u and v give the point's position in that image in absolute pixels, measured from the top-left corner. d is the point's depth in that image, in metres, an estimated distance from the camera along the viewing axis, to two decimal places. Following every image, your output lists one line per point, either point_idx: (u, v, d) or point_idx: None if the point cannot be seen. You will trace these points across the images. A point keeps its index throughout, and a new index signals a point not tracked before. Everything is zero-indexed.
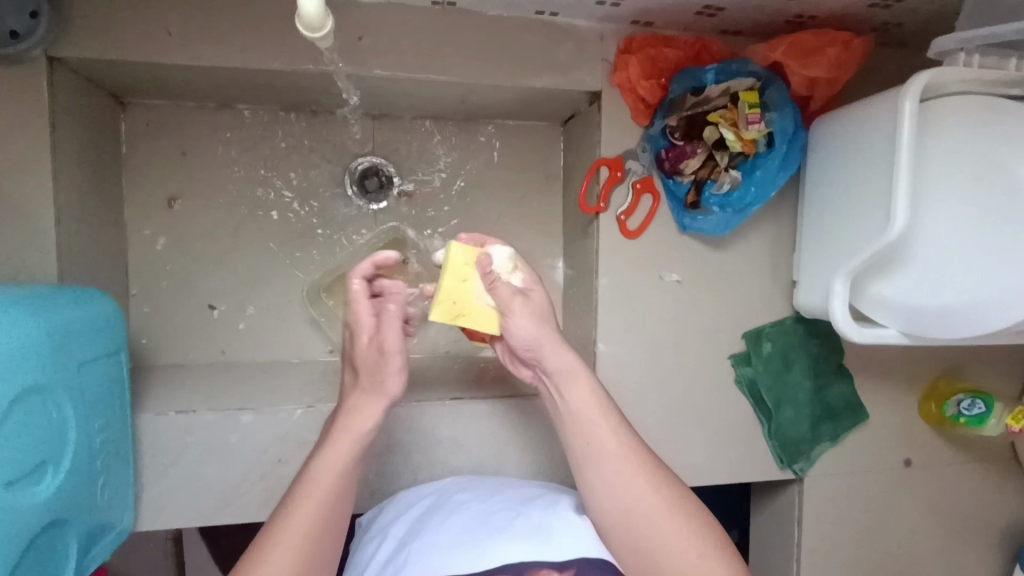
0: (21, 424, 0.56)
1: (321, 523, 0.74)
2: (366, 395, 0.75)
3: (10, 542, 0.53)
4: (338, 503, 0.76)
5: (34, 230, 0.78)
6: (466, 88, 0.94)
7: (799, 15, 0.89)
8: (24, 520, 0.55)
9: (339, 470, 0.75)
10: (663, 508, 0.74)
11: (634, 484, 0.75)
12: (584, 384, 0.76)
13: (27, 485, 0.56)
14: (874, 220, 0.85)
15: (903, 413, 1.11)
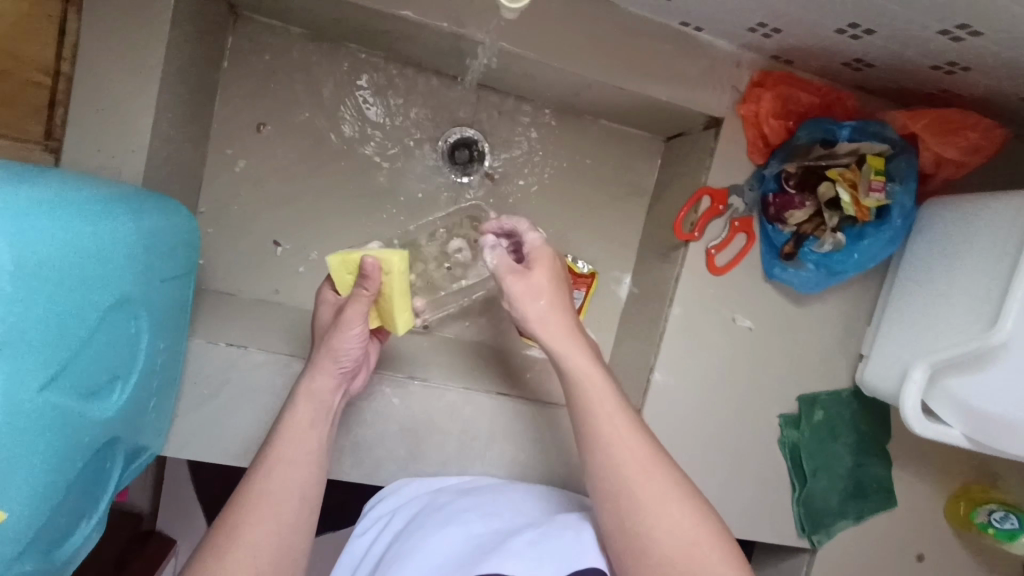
0: (102, 339, 0.56)
1: (302, 489, 0.71)
2: (319, 364, 0.76)
3: (74, 452, 0.54)
4: (309, 470, 0.72)
5: (129, 127, 0.75)
6: (588, 84, 0.90)
7: (945, 90, 0.85)
8: (89, 432, 0.56)
9: (313, 431, 0.74)
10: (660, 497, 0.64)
11: (631, 462, 0.65)
12: (583, 358, 0.69)
13: (96, 399, 0.57)
14: (969, 319, 0.82)
15: (930, 509, 1.09)
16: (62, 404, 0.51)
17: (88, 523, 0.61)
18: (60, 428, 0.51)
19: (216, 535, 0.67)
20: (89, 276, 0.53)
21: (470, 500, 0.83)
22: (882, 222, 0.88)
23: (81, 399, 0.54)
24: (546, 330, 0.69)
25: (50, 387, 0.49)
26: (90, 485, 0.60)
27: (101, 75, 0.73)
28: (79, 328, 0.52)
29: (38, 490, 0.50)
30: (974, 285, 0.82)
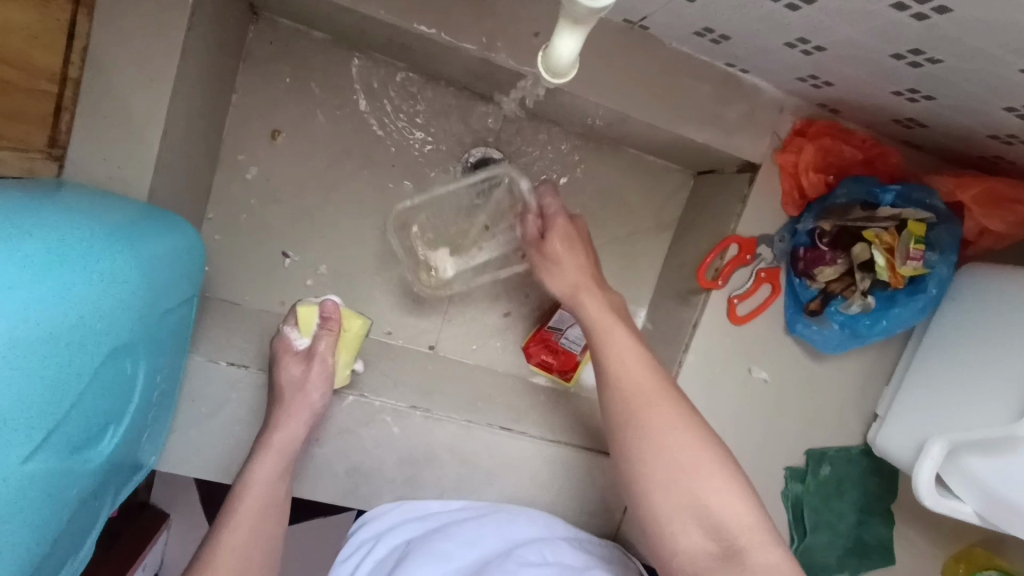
0: (97, 388, 0.52)
1: (250, 548, 0.78)
2: (287, 411, 0.80)
3: (64, 509, 0.51)
4: (259, 528, 0.79)
5: (138, 139, 0.71)
6: (621, 118, 0.86)
7: (1000, 157, 0.80)
8: (79, 486, 0.52)
9: (271, 493, 0.80)
10: (689, 461, 0.66)
11: (667, 435, 0.68)
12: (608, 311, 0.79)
13: (90, 449, 0.53)
14: (994, 409, 0.78)
15: (928, 567, 1.08)
16: (53, 467, 0.47)
17: (75, 570, 0.58)
18: (51, 490, 0.47)
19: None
20: (81, 325, 0.48)
21: (461, 525, 0.85)
22: (916, 289, 0.84)
23: (72, 456, 0.50)
24: (596, 321, 0.78)
25: (41, 452, 0.45)
26: (78, 534, 0.56)
27: (112, 82, 0.69)
28: (71, 384, 0.48)
29: (26, 558, 0.47)
30: (1001, 372, 0.79)
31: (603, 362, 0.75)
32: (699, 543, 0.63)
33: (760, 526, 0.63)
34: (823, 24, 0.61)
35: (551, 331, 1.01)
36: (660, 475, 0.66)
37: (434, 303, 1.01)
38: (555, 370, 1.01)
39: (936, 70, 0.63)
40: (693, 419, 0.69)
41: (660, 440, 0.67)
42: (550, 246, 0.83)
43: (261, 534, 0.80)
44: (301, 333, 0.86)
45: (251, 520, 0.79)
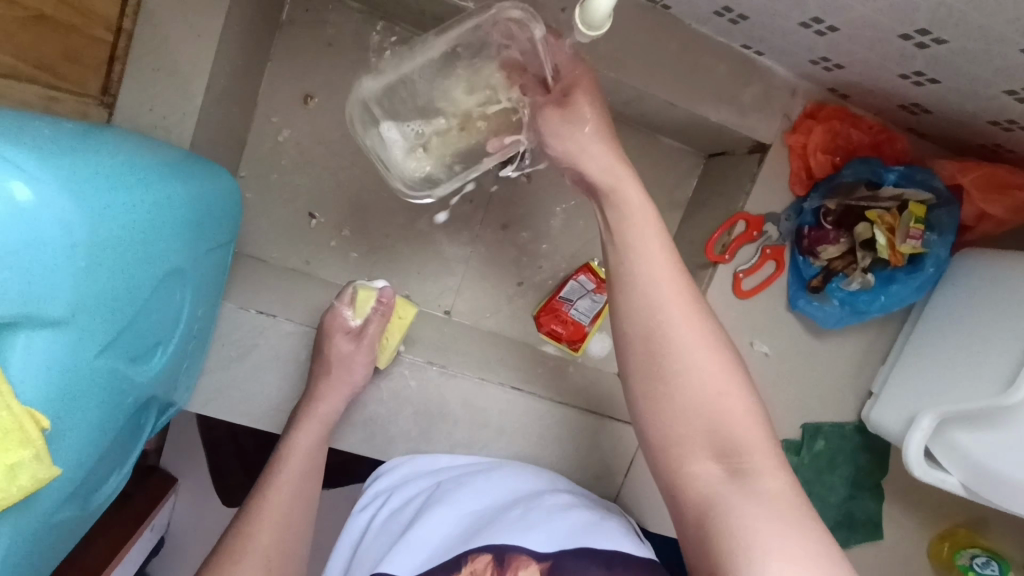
0: (153, 306, 0.56)
1: (293, 506, 0.85)
2: (332, 381, 0.86)
3: (119, 414, 0.55)
4: (299, 493, 0.86)
5: (183, 89, 0.75)
6: (638, 95, 0.89)
7: (998, 144, 0.84)
8: (133, 395, 0.57)
9: (309, 456, 0.86)
10: (713, 388, 0.59)
11: (693, 355, 0.59)
12: (641, 221, 0.64)
13: (144, 363, 0.57)
14: (984, 384, 0.82)
15: (914, 544, 1.12)
16: (115, 369, 0.51)
17: (116, 482, 0.62)
18: (111, 389, 0.51)
19: (233, 536, 0.81)
20: (144, 242, 0.53)
21: (466, 478, 0.87)
22: (915, 267, 0.88)
23: (130, 364, 0.54)
24: (633, 214, 0.64)
25: (107, 351, 0.49)
26: (124, 446, 0.61)
27: (162, 34, 0.73)
28: (134, 295, 0.52)
29: (87, 452, 0.50)
30: (997, 348, 0.82)
31: (632, 269, 0.62)
32: (711, 470, 0.57)
33: (775, 456, 0.58)
34: (835, 3, 0.65)
35: (562, 302, 1.05)
36: (682, 399, 0.59)
37: (451, 269, 1.05)
38: (564, 340, 1.05)
39: (941, 51, 0.67)
40: (721, 340, 0.61)
41: (686, 363, 0.59)
42: (574, 105, 0.69)
43: (305, 491, 0.86)
44: (354, 314, 0.91)
45: (292, 479, 0.85)
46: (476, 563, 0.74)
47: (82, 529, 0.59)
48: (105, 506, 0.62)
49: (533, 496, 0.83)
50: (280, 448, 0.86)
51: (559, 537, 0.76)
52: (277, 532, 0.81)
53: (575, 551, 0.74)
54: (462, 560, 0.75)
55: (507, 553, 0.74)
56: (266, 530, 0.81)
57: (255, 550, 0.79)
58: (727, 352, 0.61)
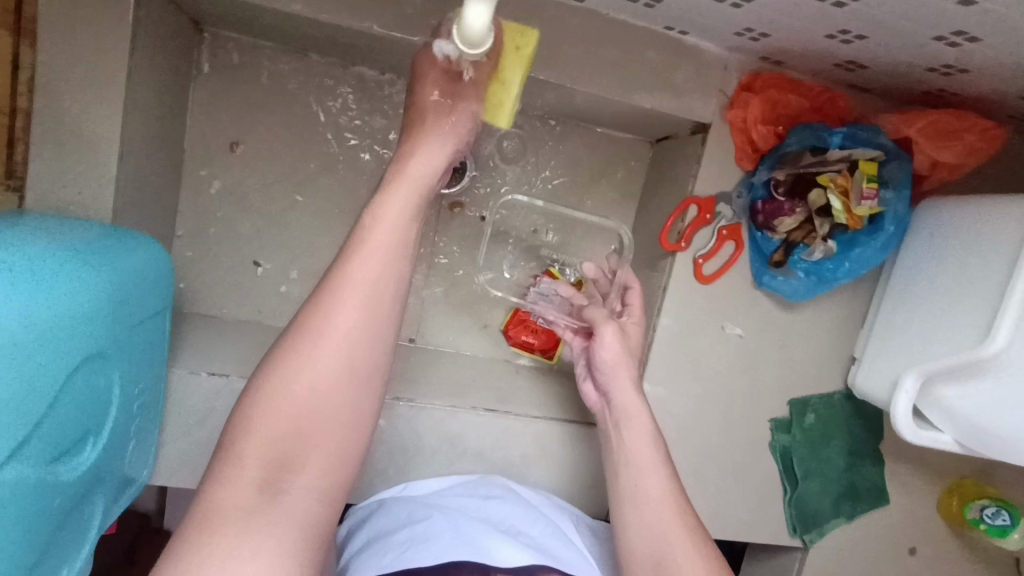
0: (72, 400, 0.54)
1: (367, 331, 0.60)
2: (394, 183, 0.63)
3: (44, 519, 0.52)
4: (363, 325, 0.60)
5: (94, 160, 0.72)
6: (569, 92, 0.86)
7: (942, 89, 0.82)
8: (62, 495, 0.54)
9: (391, 235, 0.61)
10: (664, 498, 0.75)
11: (653, 501, 0.75)
12: (632, 395, 0.82)
13: (67, 461, 0.55)
14: (964, 331, 0.79)
15: (922, 504, 1.10)
16: (28, 478, 0.49)
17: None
18: (25, 496, 0.49)
19: (293, 328, 0.60)
20: (53, 339, 0.51)
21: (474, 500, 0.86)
22: (875, 228, 0.85)
23: (49, 465, 0.52)
24: (626, 409, 0.81)
25: (12, 461, 0.47)
26: (64, 546, 0.58)
27: (65, 108, 0.70)
28: (41, 396, 0.50)
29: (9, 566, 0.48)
30: (975, 289, 0.79)
31: (618, 446, 0.80)
32: None
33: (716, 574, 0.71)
34: None
35: (529, 312, 1.03)
36: (640, 536, 0.74)
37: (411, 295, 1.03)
38: (537, 350, 1.03)
39: (861, 7, 0.64)
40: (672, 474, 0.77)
41: (640, 483, 0.76)
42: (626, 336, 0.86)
43: (388, 284, 0.61)
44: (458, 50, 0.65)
45: (353, 309, 0.60)
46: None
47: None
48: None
49: (541, 518, 0.85)
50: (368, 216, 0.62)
51: (580, 566, 0.80)
52: (341, 366, 0.59)
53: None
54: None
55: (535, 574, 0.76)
56: (325, 357, 0.59)
57: (306, 383, 0.58)
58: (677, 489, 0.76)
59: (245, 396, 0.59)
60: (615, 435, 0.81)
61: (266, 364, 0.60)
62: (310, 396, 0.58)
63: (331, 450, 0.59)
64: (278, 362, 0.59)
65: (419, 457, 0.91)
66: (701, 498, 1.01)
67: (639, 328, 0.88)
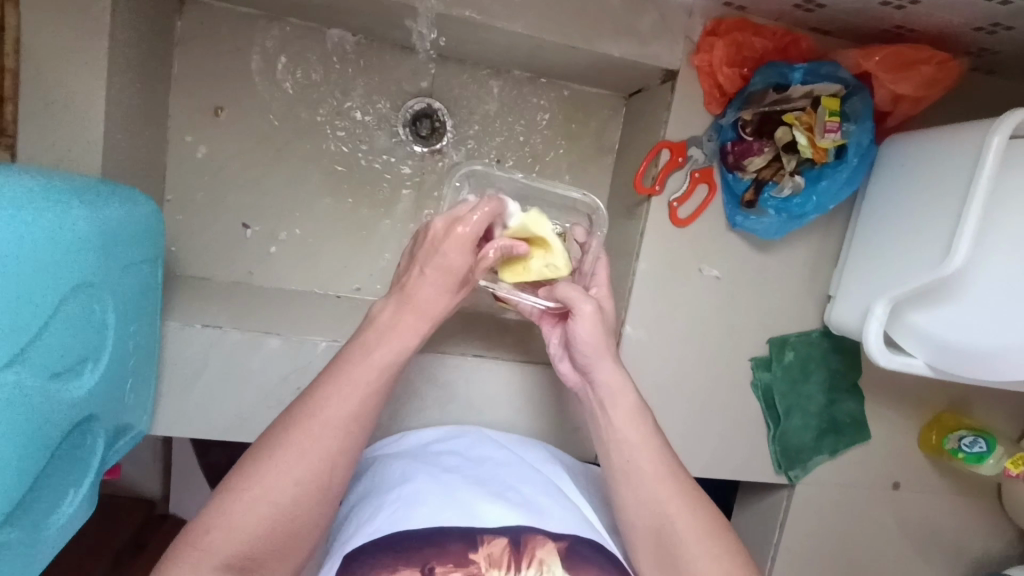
0: (65, 320, 0.56)
1: (345, 431, 0.66)
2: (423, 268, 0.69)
3: (48, 432, 0.55)
4: (358, 408, 0.67)
5: (81, 120, 0.75)
6: (539, 44, 0.89)
7: (900, 26, 0.85)
8: (62, 412, 0.57)
9: (374, 370, 0.68)
10: (653, 464, 0.75)
11: (644, 466, 0.75)
12: (613, 375, 0.78)
13: (67, 380, 0.57)
14: (929, 251, 0.82)
15: (902, 437, 1.14)
16: (27, 386, 0.52)
17: (72, 507, 0.63)
18: (27, 407, 0.52)
19: (273, 433, 0.66)
20: (46, 258, 0.53)
21: (464, 461, 0.91)
22: (840, 161, 0.88)
23: (50, 380, 0.54)
24: (614, 393, 0.77)
25: (9, 366, 0.49)
26: (65, 468, 0.61)
27: (50, 68, 0.72)
28: (34, 309, 0.52)
29: (16, 471, 0.51)
30: (936, 214, 0.82)
31: (610, 437, 0.77)
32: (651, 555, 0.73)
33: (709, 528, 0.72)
34: None
35: None
36: (635, 501, 0.74)
37: (398, 254, 1.06)
38: None
39: None
40: (660, 438, 0.77)
41: (627, 454, 0.75)
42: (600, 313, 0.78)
43: (365, 411, 0.68)
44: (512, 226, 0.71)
45: (357, 392, 0.67)
46: (492, 545, 0.79)
47: (45, 553, 0.60)
48: (67, 528, 0.63)
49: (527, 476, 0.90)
50: (359, 341, 0.70)
51: (571, 525, 0.83)
52: (330, 436, 0.66)
53: (585, 540, 0.82)
54: (477, 539, 0.80)
55: (521, 535, 0.81)
56: (320, 427, 0.65)
57: (296, 449, 0.65)
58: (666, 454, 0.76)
59: (227, 482, 0.64)
60: (604, 419, 0.78)
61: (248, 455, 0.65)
62: (289, 486, 0.63)
63: (282, 540, 0.63)
64: (259, 463, 0.64)
65: (411, 400, 0.96)
66: (686, 438, 1.05)
67: (610, 306, 0.81)
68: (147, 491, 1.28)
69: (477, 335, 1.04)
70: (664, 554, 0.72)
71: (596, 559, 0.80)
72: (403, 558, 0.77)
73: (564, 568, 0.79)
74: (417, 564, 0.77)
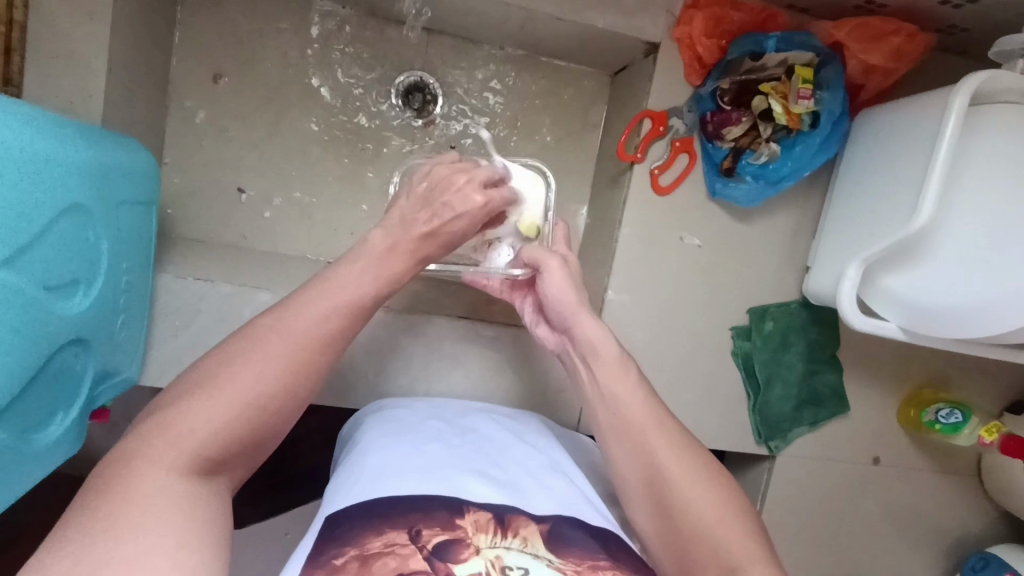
0: (61, 238, 0.60)
1: (301, 353, 0.65)
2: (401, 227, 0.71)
3: (42, 342, 0.59)
4: (321, 330, 0.66)
5: (83, 72, 0.77)
6: (527, 15, 0.93)
7: (871, 1, 0.89)
8: (56, 325, 0.61)
9: (350, 293, 0.68)
10: (641, 415, 0.75)
11: (634, 418, 0.75)
12: (597, 329, 0.78)
13: (60, 296, 0.62)
14: (898, 215, 0.86)
15: (882, 413, 1.15)
16: (25, 290, 0.56)
17: (59, 430, 0.68)
18: (23, 312, 0.56)
19: (234, 340, 0.66)
20: (47, 174, 0.57)
21: (455, 428, 0.84)
22: (814, 127, 0.92)
23: (44, 291, 0.58)
24: (601, 348, 0.78)
25: (10, 267, 0.53)
26: (54, 387, 0.65)
27: (55, 21, 0.76)
28: (34, 218, 0.56)
29: (10, 370, 0.55)
30: (906, 178, 0.85)
31: (598, 391, 0.77)
32: (644, 507, 0.73)
33: (699, 473, 0.73)
34: None
35: None
36: (626, 453, 0.74)
37: None
38: None
39: None
40: (644, 386, 0.78)
41: (615, 405, 0.76)
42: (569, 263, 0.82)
43: (339, 333, 0.67)
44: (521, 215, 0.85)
45: (318, 317, 0.66)
46: (478, 514, 0.71)
47: (32, 467, 0.65)
48: (55, 447, 0.68)
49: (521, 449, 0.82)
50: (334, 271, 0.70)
51: (559, 506, 0.75)
52: (280, 356, 0.64)
53: (573, 521, 0.73)
54: (463, 507, 0.71)
55: (507, 514, 0.71)
56: (273, 347, 0.64)
57: (244, 372, 0.62)
58: (654, 405, 0.76)
59: (184, 381, 0.63)
60: (589, 372, 0.79)
61: (205, 360, 0.64)
62: (247, 392, 0.61)
63: (236, 448, 0.62)
64: (214, 368, 0.63)
65: (397, 361, 0.97)
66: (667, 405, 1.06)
67: (576, 260, 0.84)
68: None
69: (463, 301, 1.06)
70: (656, 500, 0.72)
71: (585, 543, 0.71)
72: (389, 522, 0.68)
73: (548, 548, 0.69)
74: (403, 528, 0.67)
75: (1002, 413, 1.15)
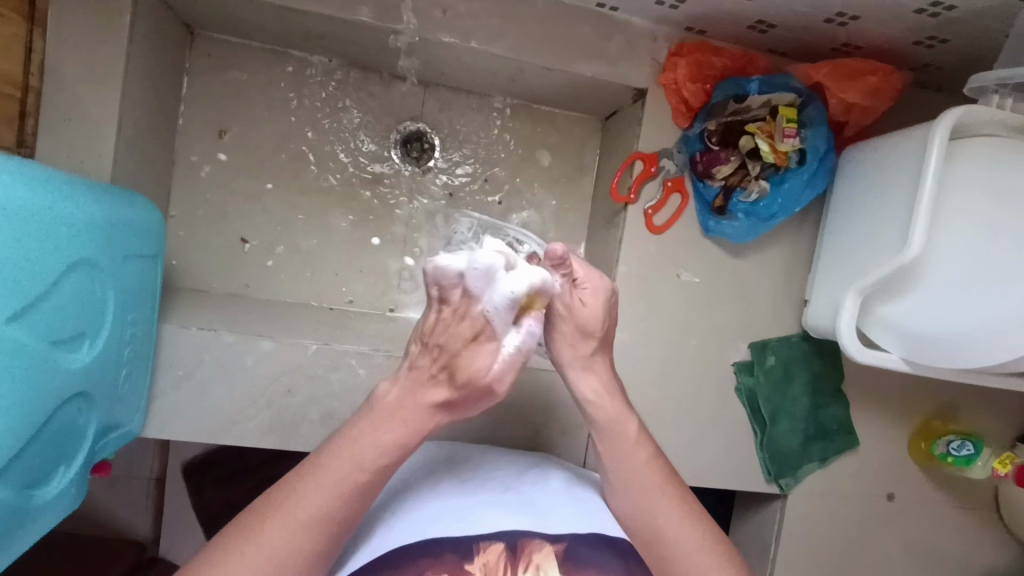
0: (67, 292, 0.62)
1: (324, 528, 0.60)
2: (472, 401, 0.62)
3: (46, 397, 0.60)
4: (351, 500, 0.61)
5: (92, 133, 0.81)
6: (518, 66, 0.96)
7: (846, 44, 0.94)
8: (60, 379, 0.62)
9: (357, 466, 0.61)
10: (662, 497, 0.70)
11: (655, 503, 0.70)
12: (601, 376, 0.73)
13: (66, 349, 0.63)
14: (888, 242, 0.87)
15: (894, 446, 1.12)
16: (31, 343, 0.57)
17: (61, 485, 0.68)
18: (28, 366, 0.57)
19: (254, 512, 0.60)
20: (56, 231, 0.59)
21: (464, 466, 0.78)
22: (800, 164, 0.96)
23: (49, 345, 0.59)
24: (614, 419, 0.72)
25: (17, 322, 0.55)
26: (58, 442, 0.65)
27: (67, 87, 0.79)
28: (42, 274, 0.57)
29: (14, 425, 0.56)
30: (894, 210, 0.87)
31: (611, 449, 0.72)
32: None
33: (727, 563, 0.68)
34: None
35: None
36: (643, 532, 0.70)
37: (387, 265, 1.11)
38: None
39: None
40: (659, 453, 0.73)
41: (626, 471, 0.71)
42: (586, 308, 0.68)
43: (351, 510, 0.61)
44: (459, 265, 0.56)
45: (347, 484, 0.60)
46: (489, 553, 0.68)
47: (33, 523, 0.64)
48: (54, 504, 0.67)
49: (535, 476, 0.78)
50: (340, 434, 0.63)
51: (573, 521, 0.72)
52: (301, 531, 0.59)
53: (591, 542, 0.72)
54: (472, 548, 0.69)
55: (518, 539, 0.70)
56: (294, 523, 0.58)
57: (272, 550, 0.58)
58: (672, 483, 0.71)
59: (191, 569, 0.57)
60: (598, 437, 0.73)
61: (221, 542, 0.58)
62: (270, 570, 0.57)
63: None
64: (232, 551, 0.57)
65: None
66: (672, 442, 1.05)
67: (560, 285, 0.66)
68: (137, 531, 1.28)
69: None
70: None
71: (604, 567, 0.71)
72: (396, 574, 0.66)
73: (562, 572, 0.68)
74: None
75: (1015, 443, 1.13)
